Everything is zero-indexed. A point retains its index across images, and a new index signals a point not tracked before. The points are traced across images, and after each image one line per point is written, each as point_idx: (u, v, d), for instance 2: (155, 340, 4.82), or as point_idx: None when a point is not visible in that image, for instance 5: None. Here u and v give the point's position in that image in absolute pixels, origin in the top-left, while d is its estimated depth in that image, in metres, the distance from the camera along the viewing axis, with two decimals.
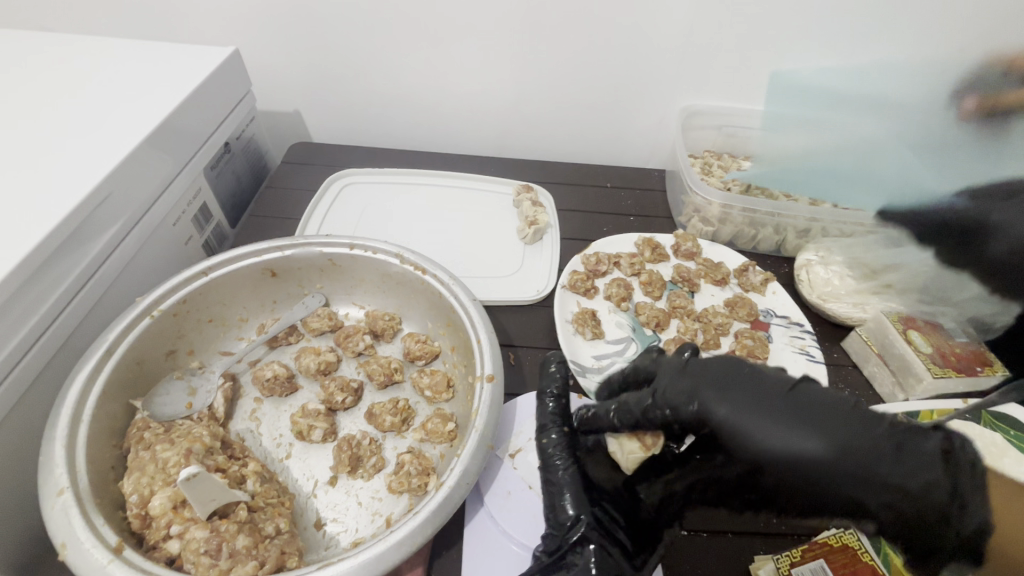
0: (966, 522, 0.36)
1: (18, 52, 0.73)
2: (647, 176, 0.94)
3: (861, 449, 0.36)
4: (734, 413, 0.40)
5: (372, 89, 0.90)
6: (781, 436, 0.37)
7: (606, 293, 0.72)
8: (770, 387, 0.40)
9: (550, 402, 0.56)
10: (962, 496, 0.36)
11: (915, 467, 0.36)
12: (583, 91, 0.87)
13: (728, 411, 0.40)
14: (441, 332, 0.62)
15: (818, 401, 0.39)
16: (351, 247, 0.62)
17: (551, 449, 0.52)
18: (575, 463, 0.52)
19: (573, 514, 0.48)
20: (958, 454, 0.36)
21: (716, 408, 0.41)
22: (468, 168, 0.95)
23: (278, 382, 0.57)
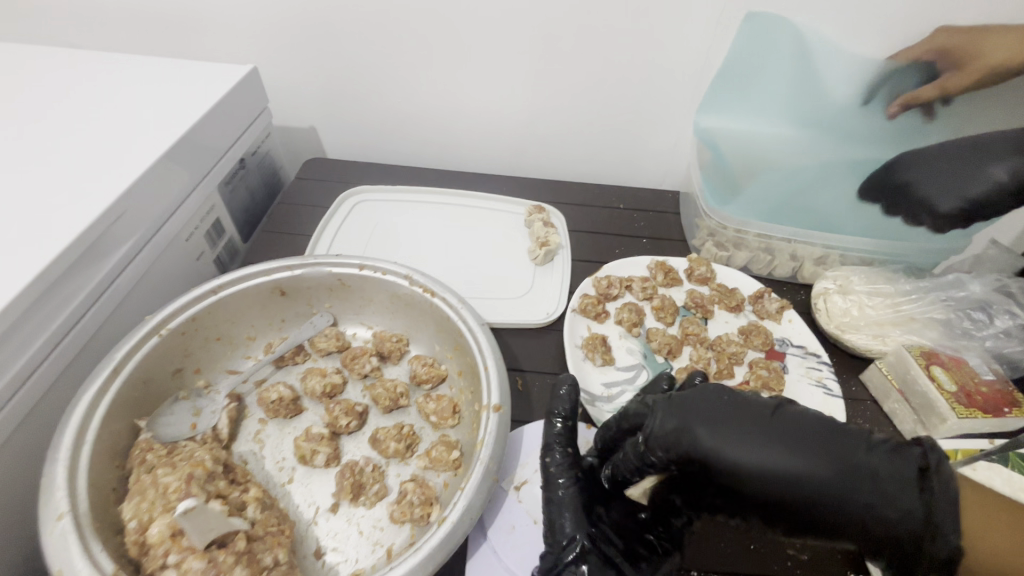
0: (939, 545, 0.37)
1: (43, 67, 0.74)
2: (661, 198, 0.93)
3: (845, 477, 0.40)
4: (733, 448, 0.42)
5: (387, 107, 0.91)
6: (767, 461, 0.41)
7: (617, 318, 0.71)
8: (761, 422, 0.43)
9: (558, 423, 0.56)
10: (936, 522, 0.37)
11: (894, 492, 0.39)
12: (597, 111, 0.87)
13: (730, 449, 0.42)
14: (448, 356, 0.61)
15: (800, 426, 0.42)
16: (360, 268, 0.61)
17: (553, 468, 0.53)
18: (578, 483, 0.52)
19: (570, 533, 0.48)
20: (931, 476, 0.39)
21: (714, 443, 0.43)
22: (480, 187, 0.95)
23: (282, 405, 0.56)
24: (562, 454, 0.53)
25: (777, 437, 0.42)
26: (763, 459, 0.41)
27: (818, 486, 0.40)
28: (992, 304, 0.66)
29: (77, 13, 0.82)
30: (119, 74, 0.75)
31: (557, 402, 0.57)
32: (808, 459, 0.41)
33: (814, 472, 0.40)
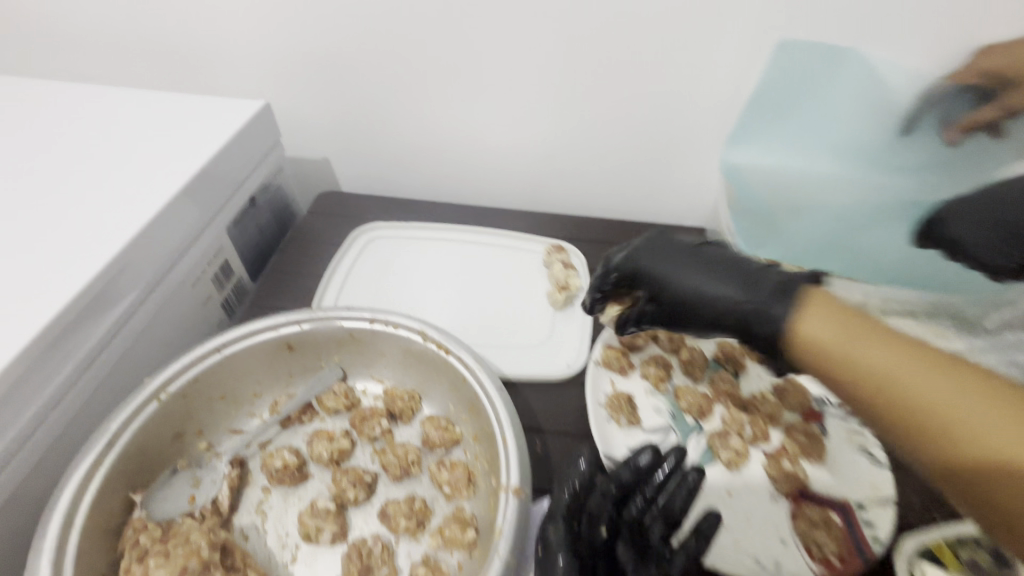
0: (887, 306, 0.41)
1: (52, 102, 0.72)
2: (686, 236, 0.89)
3: (746, 279, 0.48)
4: (660, 265, 0.53)
5: (403, 141, 0.88)
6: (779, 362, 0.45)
7: (642, 373, 0.66)
8: (671, 247, 0.54)
9: (565, 491, 0.48)
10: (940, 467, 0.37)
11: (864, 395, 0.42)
12: (621, 147, 0.83)
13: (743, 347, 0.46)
14: (463, 418, 0.57)
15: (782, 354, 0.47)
16: (371, 321, 0.58)
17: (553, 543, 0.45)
18: (576, 560, 0.45)
19: None
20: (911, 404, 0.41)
21: (655, 265, 0.53)
22: (496, 223, 0.91)
23: (287, 473, 0.52)
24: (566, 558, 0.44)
25: (714, 258, 0.51)
26: (689, 266, 0.51)
27: (715, 295, 0.48)
28: None
29: (93, 48, 0.81)
30: (131, 109, 0.73)
31: (570, 477, 0.49)
32: (727, 272, 0.49)
33: (702, 272, 0.50)
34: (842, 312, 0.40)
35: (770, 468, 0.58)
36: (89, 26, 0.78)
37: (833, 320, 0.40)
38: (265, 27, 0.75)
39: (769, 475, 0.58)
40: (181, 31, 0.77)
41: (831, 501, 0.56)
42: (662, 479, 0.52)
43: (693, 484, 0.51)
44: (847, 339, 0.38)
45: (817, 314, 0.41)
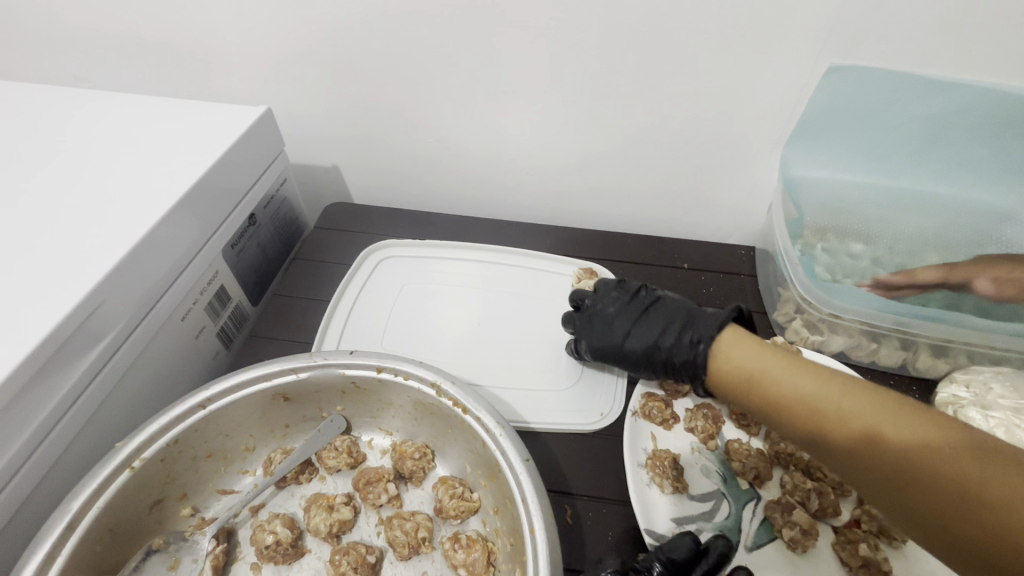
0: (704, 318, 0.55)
1: (30, 100, 0.64)
2: (732, 256, 0.80)
3: (666, 334, 0.54)
4: (603, 336, 0.58)
5: (419, 150, 0.80)
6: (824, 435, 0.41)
7: (689, 425, 0.58)
8: (608, 313, 0.59)
9: None
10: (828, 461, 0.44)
11: None
12: (664, 157, 0.73)
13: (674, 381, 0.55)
14: (482, 484, 0.50)
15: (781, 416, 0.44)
16: (378, 370, 0.50)
17: None
18: None
19: None
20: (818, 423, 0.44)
21: (598, 340, 0.58)
22: (519, 239, 0.83)
23: (279, 550, 0.46)
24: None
25: (646, 315, 0.57)
26: (625, 330, 0.57)
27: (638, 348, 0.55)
28: None
29: (81, 44, 0.73)
30: (118, 110, 0.64)
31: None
32: (651, 325, 0.56)
33: (634, 331, 0.56)
34: (753, 347, 0.48)
35: (843, 552, 0.50)
36: (73, 21, 0.70)
37: (736, 355, 0.48)
38: (267, 27, 0.67)
39: (842, 560, 0.49)
40: (176, 28, 0.69)
41: None
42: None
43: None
44: (755, 367, 0.46)
45: (728, 349, 0.49)
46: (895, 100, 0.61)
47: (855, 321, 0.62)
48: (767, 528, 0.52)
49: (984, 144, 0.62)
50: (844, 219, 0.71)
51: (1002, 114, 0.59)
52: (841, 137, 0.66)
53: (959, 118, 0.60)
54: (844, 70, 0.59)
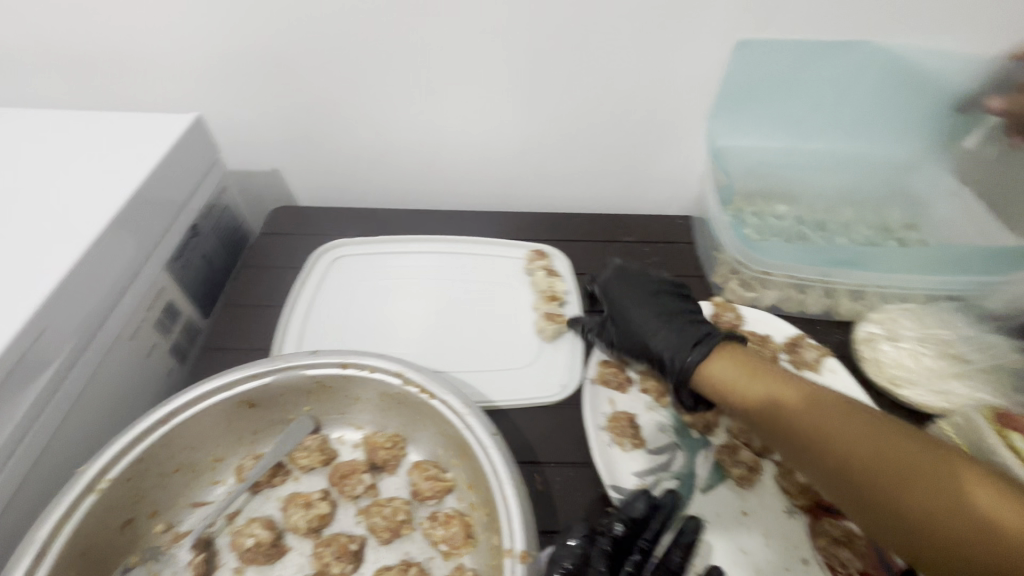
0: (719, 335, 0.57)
1: None
2: (671, 226, 0.84)
3: (671, 326, 0.58)
4: (621, 300, 0.63)
5: (360, 147, 0.80)
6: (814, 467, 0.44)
7: (641, 386, 0.63)
8: (636, 287, 0.64)
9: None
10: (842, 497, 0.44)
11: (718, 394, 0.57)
12: (600, 137, 0.77)
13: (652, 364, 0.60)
14: (454, 463, 0.52)
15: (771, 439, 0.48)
16: (343, 366, 0.52)
17: None
18: None
19: None
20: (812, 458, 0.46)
21: (620, 295, 0.64)
22: (468, 227, 0.84)
23: (261, 551, 0.46)
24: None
25: (667, 305, 0.61)
26: (637, 305, 0.62)
27: (636, 325, 0.60)
28: None
29: None
30: (33, 127, 0.61)
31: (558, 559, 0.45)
32: (665, 317, 0.59)
33: (649, 313, 0.60)
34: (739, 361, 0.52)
35: (785, 481, 0.55)
36: None
37: (736, 367, 0.51)
38: (189, 30, 0.66)
39: (784, 489, 0.55)
40: (88, 36, 0.66)
41: None
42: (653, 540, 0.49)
43: (687, 537, 0.49)
44: (743, 382, 0.49)
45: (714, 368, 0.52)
46: (802, 65, 0.66)
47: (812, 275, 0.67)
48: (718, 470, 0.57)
49: (882, 102, 0.69)
50: (766, 183, 0.76)
51: (889, 72, 0.66)
52: (760, 105, 0.71)
53: (861, 76, 0.67)
54: (751, 41, 0.64)
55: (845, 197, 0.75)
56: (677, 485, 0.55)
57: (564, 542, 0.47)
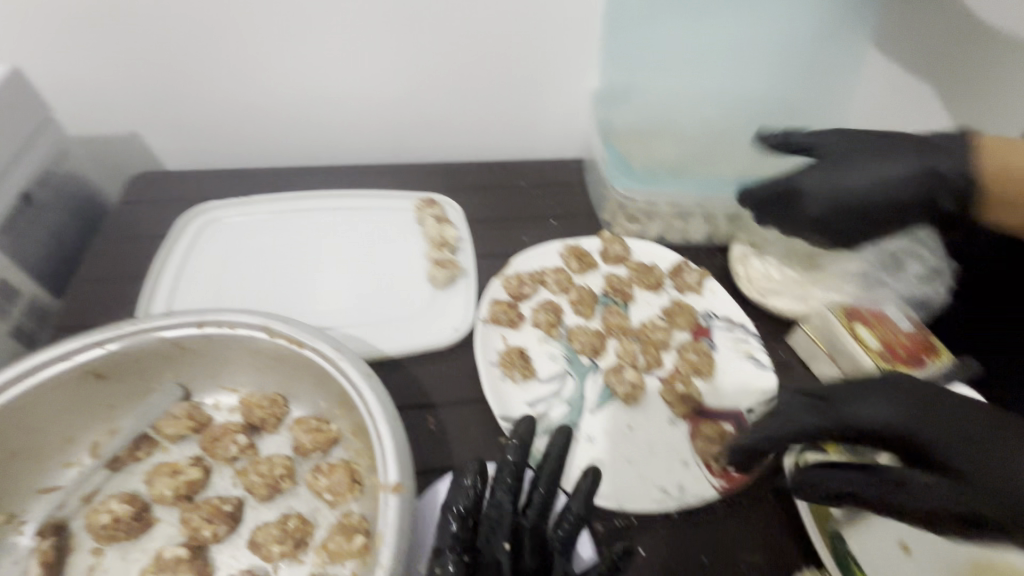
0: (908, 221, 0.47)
1: None
2: (565, 169, 0.85)
3: (874, 213, 0.47)
4: (839, 163, 0.49)
5: (229, 96, 0.74)
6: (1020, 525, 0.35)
7: (534, 321, 0.64)
8: (849, 160, 0.49)
9: (455, 521, 0.44)
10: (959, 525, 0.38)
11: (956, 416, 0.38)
12: (484, 73, 0.76)
13: (849, 180, 0.47)
14: (337, 413, 0.50)
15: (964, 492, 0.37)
16: (200, 326, 0.48)
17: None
18: None
19: None
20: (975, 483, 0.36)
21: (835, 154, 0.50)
22: (357, 181, 0.80)
23: (120, 526, 0.43)
24: (453, 559, 0.42)
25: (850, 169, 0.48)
26: (846, 188, 0.47)
27: (859, 187, 0.47)
28: (902, 252, 0.62)
29: None
30: None
31: (454, 501, 0.45)
32: (873, 173, 0.47)
33: (862, 174, 0.47)
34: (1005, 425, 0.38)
35: (667, 394, 0.58)
36: None
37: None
38: None
39: (666, 401, 0.57)
40: None
41: (723, 412, 0.57)
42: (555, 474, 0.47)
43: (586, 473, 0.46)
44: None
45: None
46: None
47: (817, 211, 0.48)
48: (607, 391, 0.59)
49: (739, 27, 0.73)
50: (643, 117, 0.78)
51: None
52: (632, 33, 0.73)
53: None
54: None
55: (716, 129, 0.79)
56: (569, 410, 0.57)
57: (459, 482, 0.46)
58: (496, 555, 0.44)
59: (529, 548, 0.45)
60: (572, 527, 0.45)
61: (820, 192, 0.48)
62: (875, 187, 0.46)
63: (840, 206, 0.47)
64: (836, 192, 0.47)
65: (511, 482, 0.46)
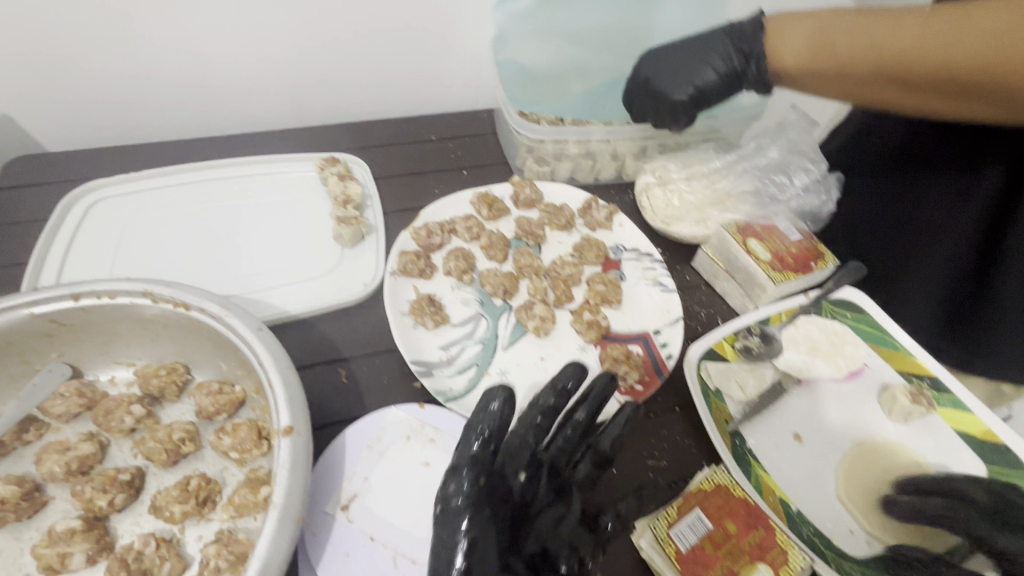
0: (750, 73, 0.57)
1: None
2: (476, 119, 0.84)
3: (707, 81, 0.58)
4: (663, 66, 0.61)
5: (104, 70, 0.68)
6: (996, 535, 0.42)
7: (445, 269, 0.64)
8: (676, 58, 0.60)
9: (476, 443, 0.41)
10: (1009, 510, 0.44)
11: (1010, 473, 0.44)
12: (379, 25, 0.73)
13: (682, 73, 0.59)
14: (238, 373, 0.49)
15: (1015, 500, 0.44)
16: (75, 298, 0.45)
17: (453, 499, 0.39)
18: (489, 522, 0.38)
19: None
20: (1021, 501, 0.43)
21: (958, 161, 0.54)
22: (259, 147, 0.77)
23: (10, 507, 0.41)
24: (472, 478, 0.39)
25: (679, 65, 0.59)
26: (681, 83, 0.59)
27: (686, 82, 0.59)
28: (789, 165, 0.67)
29: None
30: None
31: (479, 422, 0.42)
32: (694, 60, 0.59)
33: (682, 73, 0.59)
34: None
35: (578, 326, 0.59)
36: None
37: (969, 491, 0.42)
38: None
39: (577, 330, 0.60)
40: None
41: (631, 336, 0.60)
42: (589, 420, 0.46)
43: (626, 418, 0.46)
44: None
45: None
46: None
47: (687, 92, 0.59)
48: (520, 328, 0.60)
49: None
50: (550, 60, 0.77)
51: None
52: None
53: None
54: None
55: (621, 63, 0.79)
56: (482, 349, 0.58)
57: (487, 405, 0.42)
58: (513, 481, 0.41)
59: (546, 481, 0.43)
60: (591, 470, 0.45)
61: (680, 80, 0.59)
62: (696, 73, 0.59)
63: (704, 87, 0.59)
64: (691, 77, 0.59)
65: (539, 423, 0.44)
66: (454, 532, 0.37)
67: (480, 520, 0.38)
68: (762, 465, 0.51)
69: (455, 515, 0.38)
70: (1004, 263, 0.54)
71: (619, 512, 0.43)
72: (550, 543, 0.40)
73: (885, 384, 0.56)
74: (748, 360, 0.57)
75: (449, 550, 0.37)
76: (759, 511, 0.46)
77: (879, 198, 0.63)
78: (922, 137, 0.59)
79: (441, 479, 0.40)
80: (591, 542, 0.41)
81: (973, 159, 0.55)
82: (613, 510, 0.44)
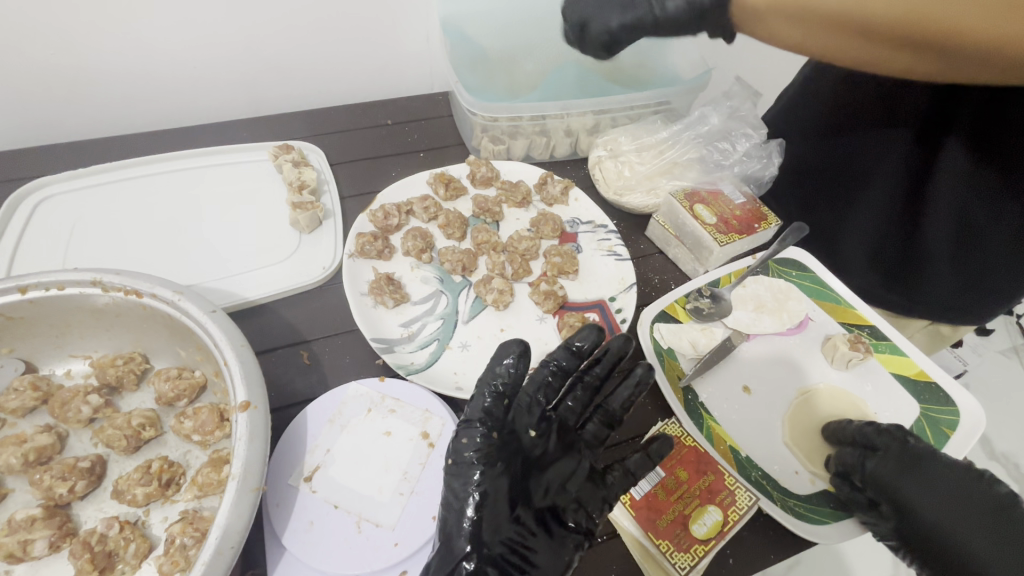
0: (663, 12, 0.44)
1: None
2: (431, 102, 0.84)
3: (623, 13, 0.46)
4: None
5: (43, 69, 0.66)
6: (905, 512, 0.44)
7: (404, 250, 0.64)
8: None
9: (489, 398, 0.44)
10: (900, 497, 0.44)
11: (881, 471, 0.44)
12: (325, 11, 0.72)
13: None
14: (197, 359, 0.50)
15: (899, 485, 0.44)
16: (22, 291, 0.45)
17: (464, 451, 0.41)
18: (498, 475, 0.41)
19: (470, 547, 0.38)
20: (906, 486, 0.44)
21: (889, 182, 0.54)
22: (212, 139, 0.76)
23: None
24: (484, 433, 0.42)
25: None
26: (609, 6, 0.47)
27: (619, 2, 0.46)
28: (731, 132, 0.69)
29: None
30: None
31: (493, 377, 0.44)
32: None
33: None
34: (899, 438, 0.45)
35: (536, 297, 0.61)
36: None
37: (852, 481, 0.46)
38: None
39: (535, 301, 0.61)
40: None
41: (588, 304, 0.62)
42: (600, 380, 0.47)
43: (638, 379, 0.45)
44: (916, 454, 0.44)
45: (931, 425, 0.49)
46: None
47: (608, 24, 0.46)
48: (480, 302, 0.61)
49: None
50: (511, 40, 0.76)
51: None
52: None
53: None
54: None
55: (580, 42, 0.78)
56: (442, 325, 0.59)
57: (501, 359, 0.45)
58: (525, 436, 0.43)
59: (557, 435, 0.44)
60: (600, 428, 0.46)
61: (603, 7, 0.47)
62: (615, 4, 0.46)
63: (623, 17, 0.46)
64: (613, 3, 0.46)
65: (551, 381, 0.46)
66: (465, 483, 0.40)
67: (491, 474, 0.41)
68: (714, 417, 0.54)
69: (466, 468, 0.41)
70: (926, 207, 0.57)
71: (629, 468, 0.43)
72: (558, 497, 0.42)
73: (828, 335, 0.60)
74: (700, 320, 0.59)
75: (461, 501, 0.40)
76: (709, 458, 0.48)
77: (820, 150, 0.67)
78: (849, 91, 0.62)
79: (455, 432, 0.42)
80: (598, 498, 0.42)
81: (892, 119, 0.58)
82: (621, 465, 0.43)
